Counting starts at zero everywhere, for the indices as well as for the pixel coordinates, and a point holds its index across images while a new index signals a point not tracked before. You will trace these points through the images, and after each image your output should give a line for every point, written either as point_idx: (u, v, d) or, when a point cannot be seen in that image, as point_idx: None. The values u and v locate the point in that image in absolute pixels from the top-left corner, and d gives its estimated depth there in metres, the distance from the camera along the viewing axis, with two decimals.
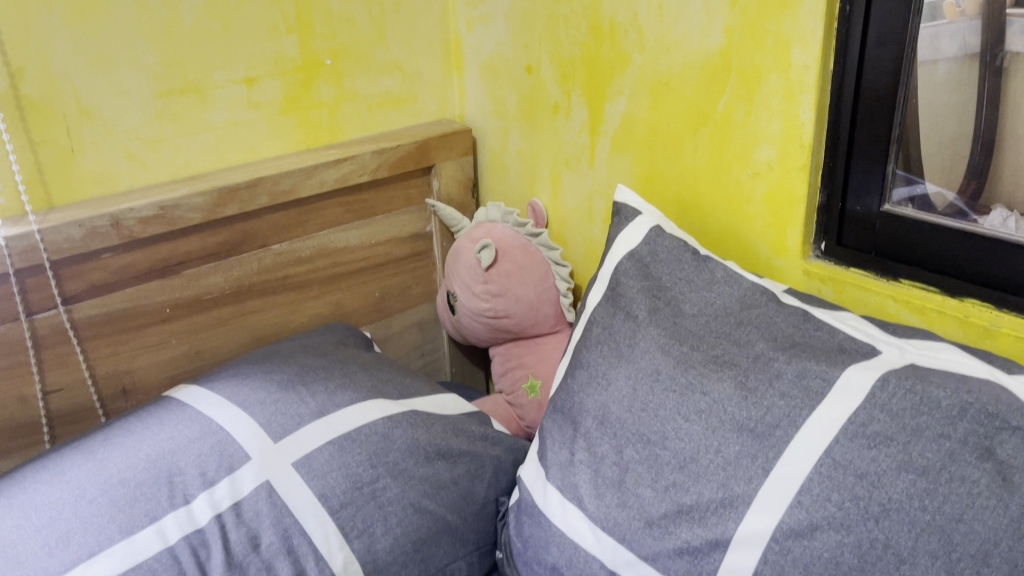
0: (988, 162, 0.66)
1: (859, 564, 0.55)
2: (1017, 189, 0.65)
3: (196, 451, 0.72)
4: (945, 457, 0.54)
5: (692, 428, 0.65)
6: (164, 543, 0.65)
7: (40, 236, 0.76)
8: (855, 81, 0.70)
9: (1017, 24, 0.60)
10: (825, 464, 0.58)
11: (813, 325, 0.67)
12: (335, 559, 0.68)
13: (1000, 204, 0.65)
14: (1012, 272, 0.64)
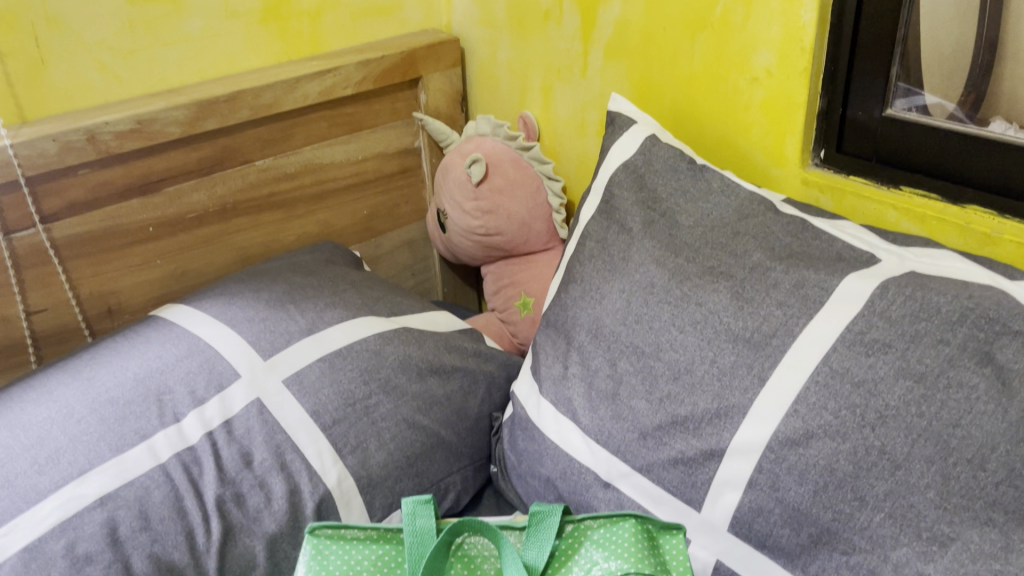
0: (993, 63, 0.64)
1: (854, 470, 0.55)
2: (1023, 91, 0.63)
3: (184, 370, 0.71)
4: (944, 363, 0.54)
5: (687, 339, 0.64)
6: (155, 461, 0.64)
7: (12, 151, 0.73)
8: None
9: None
10: (821, 372, 0.57)
11: (811, 234, 0.66)
12: (329, 475, 0.68)
13: (999, 118, 0.63)
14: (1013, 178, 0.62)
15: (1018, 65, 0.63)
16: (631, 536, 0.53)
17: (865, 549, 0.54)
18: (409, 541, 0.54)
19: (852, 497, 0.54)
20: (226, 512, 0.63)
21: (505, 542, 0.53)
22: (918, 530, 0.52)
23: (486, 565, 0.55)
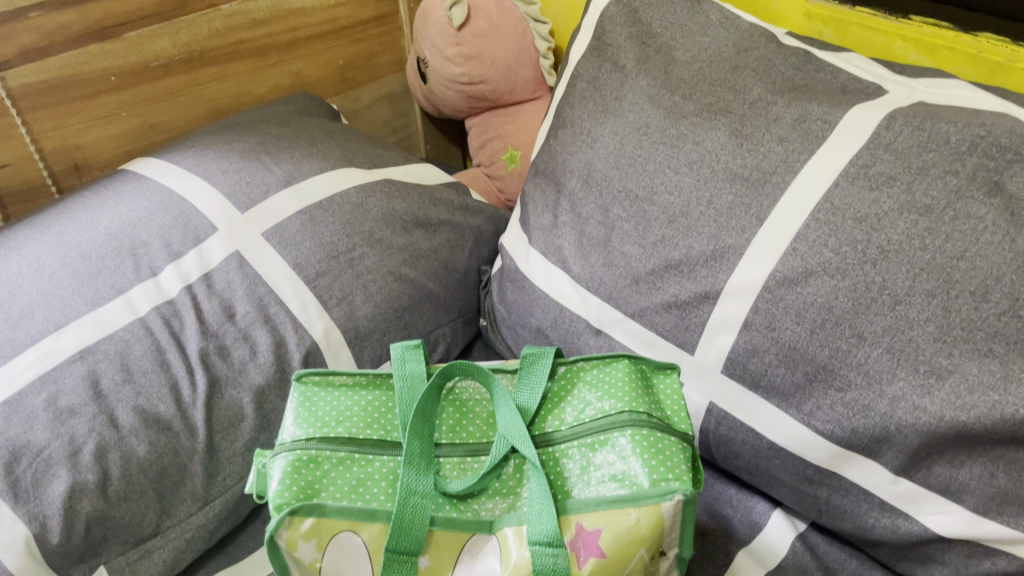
0: None
1: (853, 308, 0.53)
2: None
3: (159, 223, 0.68)
4: (951, 195, 0.51)
5: (683, 181, 0.62)
6: (134, 315, 0.62)
7: None
8: None
9: None
10: (823, 209, 0.55)
11: (814, 67, 0.62)
12: (315, 328, 0.66)
13: None
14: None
15: None
16: (625, 375, 0.52)
17: (861, 385, 0.53)
18: (399, 386, 0.53)
19: (850, 335, 0.53)
20: (210, 366, 0.62)
21: (495, 382, 0.52)
22: (916, 364, 0.51)
23: (478, 410, 0.55)
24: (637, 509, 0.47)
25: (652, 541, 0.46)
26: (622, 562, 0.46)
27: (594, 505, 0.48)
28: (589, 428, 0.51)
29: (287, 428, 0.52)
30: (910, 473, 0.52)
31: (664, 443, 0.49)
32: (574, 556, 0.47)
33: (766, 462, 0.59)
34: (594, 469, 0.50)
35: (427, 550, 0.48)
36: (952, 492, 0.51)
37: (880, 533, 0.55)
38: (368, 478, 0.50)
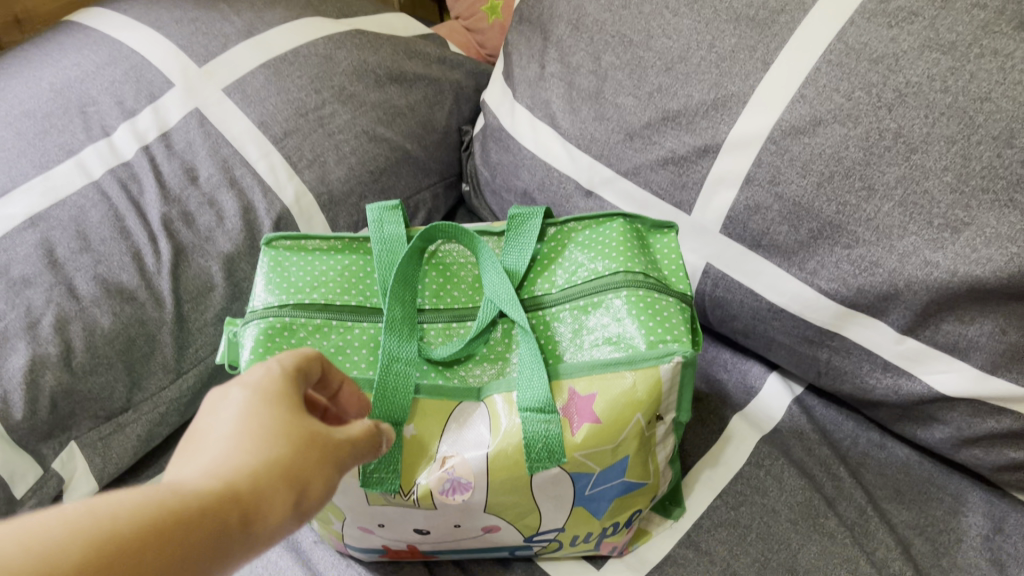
0: None
1: (864, 159, 0.49)
2: None
3: (108, 79, 0.63)
4: (978, 30, 0.47)
5: (682, 23, 0.56)
6: (87, 179, 0.58)
7: None
8: None
9: None
10: (835, 51, 0.50)
11: None
12: (285, 192, 0.62)
13: None
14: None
15: None
16: (620, 234, 0.48)
17: (870, 241, 0.50)
18: (376, 250, 0.49)
19: (860, 189, 0.50)
20: (174, 232, 0.58)
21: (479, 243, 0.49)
22: (929, 218, 0.48)
23: (462, 273, 0.51)
24: (633, 374, 0.44)
25: (649, 406, 0.44)
26: (618, 427, 0.44)
27: (589, 368, 0.45)
28: (581, 290, 0.48)
29: (258, 294, 0.49)
30: (917, 332, 0.50)
31: (662, 305, 0.46)
32: (566, 422, 0.45)
33: (764, 324, 0.57)
34: (587, 334, 0.47)
35: (413, 418, 0.46)
36: (960, 350, 0.49)
37: (882, 392, 0.53)
38: (346, 346, 0.48)
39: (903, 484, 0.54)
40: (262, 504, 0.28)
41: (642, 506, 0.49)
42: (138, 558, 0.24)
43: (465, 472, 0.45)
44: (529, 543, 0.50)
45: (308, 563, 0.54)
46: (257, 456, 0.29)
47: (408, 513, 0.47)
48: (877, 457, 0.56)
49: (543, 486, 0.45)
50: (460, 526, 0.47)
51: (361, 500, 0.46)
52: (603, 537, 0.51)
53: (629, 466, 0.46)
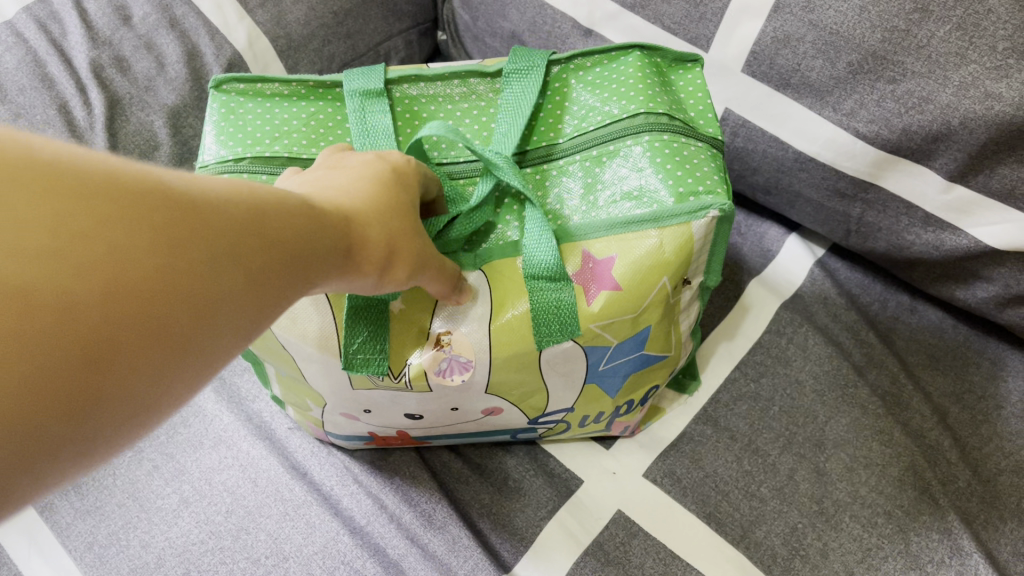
0: None
1: None
2: None
3: None
4: None
5: None
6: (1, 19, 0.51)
7: None
8: None
9: None
10: None
11: None
12: (235, 34, 0.53)
13: None
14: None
15: None
16: (636, 70, 0.42)
17: (920, 74, 0.43)
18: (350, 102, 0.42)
19: (911, 11, 0.42)
20: (107, 80, 0.49)
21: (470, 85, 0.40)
22: (993, 43, 0.40)
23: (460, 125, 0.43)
24: (661, 233, 0.38)
25: (677, 269, 0.39)
26: (641, 294, 0.39)
27: (607, 227, 0.39)
28: (594, 139, 0.41)
29: (209, 147, 0.42)
30: (967, 178, 0.44)
31: (687, 151, 0.40)
32: (581, 289, 0.39)
33: (790, 177, 0.51)
34: (601, 189, 0.40)
35: (400, 290, 0.39)
36: (1017, 198, 0.43)
37: (920, 249, 0.48)
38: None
39: (937, 349, 0.50)
40: (370, 245, 0.30)
41: (659, 380, 0.45)
42: (288, 242, 0.26)
43: (464, 347, 0.39)
44: (533, 425, 0.46)
45: (285, 452, 0.49)
46: (377, 202, 0.31)
47: (400, 396, 0.41)
48: (908, 321, 0.51)
49: (552, 362, 0.41)
50: (457, 409, 0.43)
51: (345, 381, 0.41)
52: (615, 418, 0.47)
53: (649, 336, 0.41)
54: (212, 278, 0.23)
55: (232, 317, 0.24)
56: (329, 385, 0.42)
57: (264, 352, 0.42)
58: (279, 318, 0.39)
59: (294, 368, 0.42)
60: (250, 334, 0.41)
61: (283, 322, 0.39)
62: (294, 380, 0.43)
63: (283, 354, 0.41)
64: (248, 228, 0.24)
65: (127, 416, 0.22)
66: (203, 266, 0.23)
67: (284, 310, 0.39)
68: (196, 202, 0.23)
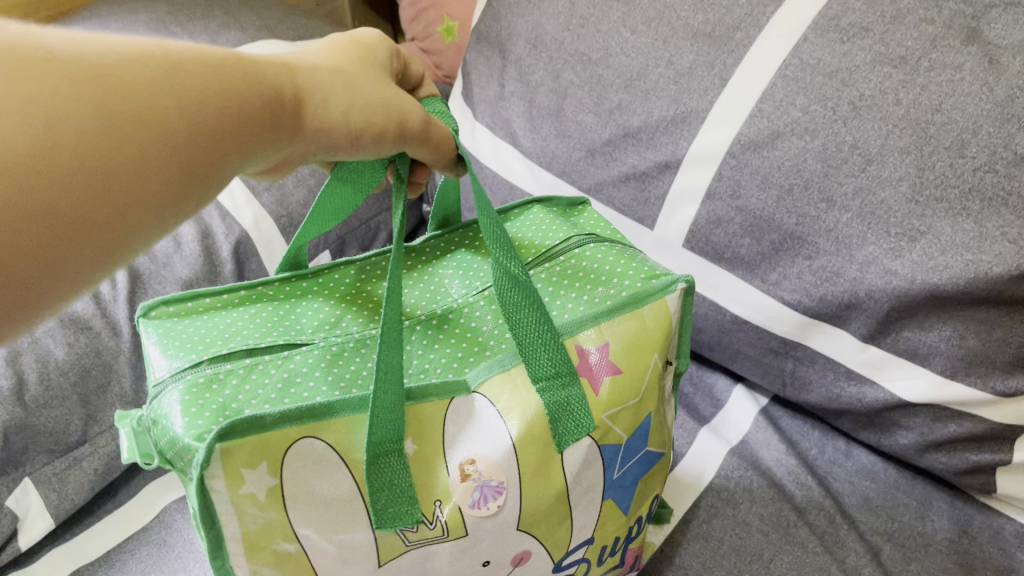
0: None
1: (823, 171, 0.50)
2: None
3: None
4: (927, 44, 0.48)
5: (640, 41, 0.58)
6: None
7: None
8: None
9: None
10: (791, 66, 0.52)
11: None
12: (243, 217, 0.63)
13: None
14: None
15: None
16: (544, 216, 0.54)
17: (831, 252, 0.51)
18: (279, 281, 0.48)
19: (819, 200, 0.51)
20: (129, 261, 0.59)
21: (422, 103, 0.51)
22: (887, 227, 0.49)
23: (409, 294, 0.49)
24: (644, 312, 0.48)
25: (662, 346, 0.49)
26: (639, 376, 0.48)
27: (593, 321, 0.47)
28: (542, 266, 0.50)
29: (161, 366, 0.42)
30: (878, 340, 0.51)
31: (620, 263, 0.50)
32: (589, 381, 0.46)
33: (730, 336, 0.58)
34: (562, 304, 0.48)
35: (410, 433, 0.41)
36: (921, 356, 0.50)
37: (846, 401, 0.54)
38: (294, 375, 0.42)
39: (871, 491, 0.55)
40: (322, 100, 0.38)
41: (659, 490, 0.52)
42: (226, 98, 0.32)
43: (491, 471, 0.42)
44: (559, 570, 0.49)
45: None
46: (327, 73, 0.39)
47: (428, 560, 0.42)
48: (844, 465, 0.57)
49: (577, 477, 0.46)
50: (487, 563, 0.44)
51: (371, 562, 0.41)
52: (628, 544, 0.51)
53: (649, 429, 0.49)
54: (147, 131, 0.29)
55: (173, 159, 0.30)
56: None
57: (265, 573, 0.40)
58: (295, 495, 0.39)
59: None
60: (253, 548, 0.39)
61: (299, 501, 0.39)
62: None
63: (290, 556, 0.40)
64: (180, 87, 0.30)
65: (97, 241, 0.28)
66: (142, 117, 0.29)
67: (300, 485, 0.39)
68: (128, 64, 0.29)
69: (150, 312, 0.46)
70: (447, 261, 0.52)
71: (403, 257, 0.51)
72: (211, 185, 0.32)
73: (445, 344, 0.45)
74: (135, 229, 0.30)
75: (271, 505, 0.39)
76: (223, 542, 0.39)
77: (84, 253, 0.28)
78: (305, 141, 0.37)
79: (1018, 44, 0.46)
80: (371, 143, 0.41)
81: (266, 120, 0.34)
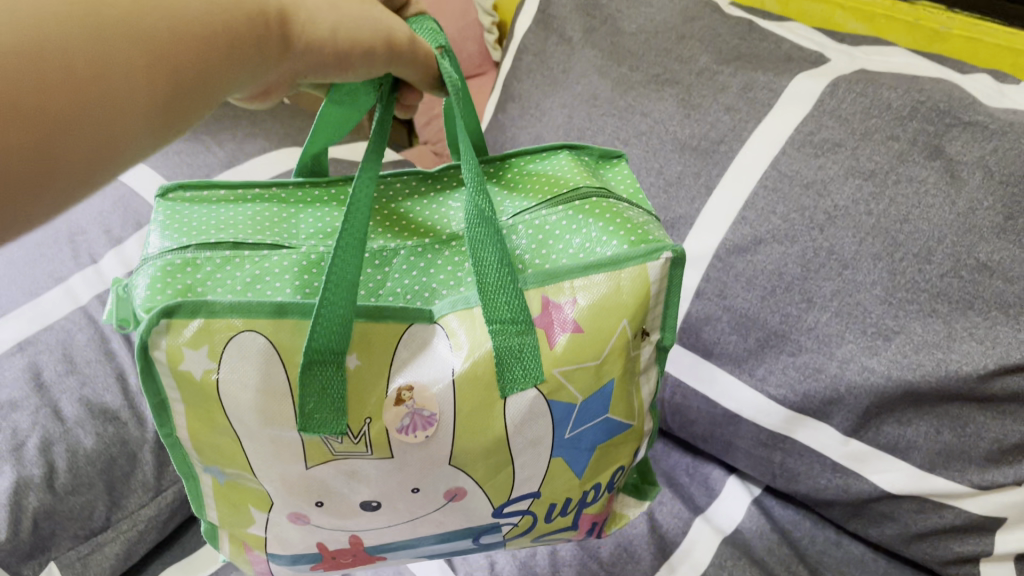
0: None
1: (802, 274, 0.54)
2: None
3: (96, 209, 0.69)
4: (893, 159, 0.53)
5: (633, 152, 0.63)
6: (74, 303, 0.62)
7: None
8: None
9: None
10: (771, 177, 0.57)
11: (758, 37, 0.64)
12: None
13: None
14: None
15: None
16: (570, 163, 0.52)
17: (812, 349, 0.54)
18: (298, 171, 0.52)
19: (800, 301, 0.54)
20: None
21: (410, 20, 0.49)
22: (864, 327, 0.52)
23: (416, 213, 0.50)
24: (621, 275, 0.45)
25: (635, 313, 0.46)
26: (604, 338, 0.45)
27: (567, 274, 0.45)
28: (557, 205, 0.49)
29: (155, 243, 0.46)
30: (860, 434, 0.54)
31: (627, 221, 0.48)
32: (545, 334, 0.45)
33: (721, 428, 0.61)
34: (559, 249, 0.48)
35: (356, 348, 0.42)
36: (900, 450, 0.53)
37: (833, 491, 0.56)
38: (265, 275, 0.45)
39: None
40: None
41: (623, 462, 0.52)
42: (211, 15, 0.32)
43: (426, 401, 0.43)
44: (498, 522, 0.50)
45: None
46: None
47: (355, 474, 0.44)
48: (834, 555, 0.58)
49: (519, 427, 0.45)
50: (419, 491, 0.46)
51: (300, 462, 0.43)
52: (582, 509, 0.52)
53: (612, 394, 0.48)
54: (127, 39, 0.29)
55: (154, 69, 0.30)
56: (277, 472, 0.44)
57: (204, 443, 0.43)
58: (230, 379, 0.41)
59: (240, 460, 0.43)
60: (193, 424, 0.42)
61: (240, 389, 0.41)
62: (240, 480, 0.45)
63: (225, 438, 0.42)
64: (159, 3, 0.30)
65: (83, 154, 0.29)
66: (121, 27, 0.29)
67: (236, 375, 0.40)
68: None
69: (168, 193, 0.50)
70: (458, 195, 0.52)
71: (418, 181, 0.52)
72: (194, 101, 0.33)
73: (432, 266, 0.48)
74: (128, 139, 0.30)
75: (207, 385, 0.40)
76: (169, 407, 0.42)
77: (71, 166, 0.28)
78: (294, 58, 0.38)
79: (976, 159, 0.50)
80: (362, 62, 0.42)
81: (248, 43, 0.35)
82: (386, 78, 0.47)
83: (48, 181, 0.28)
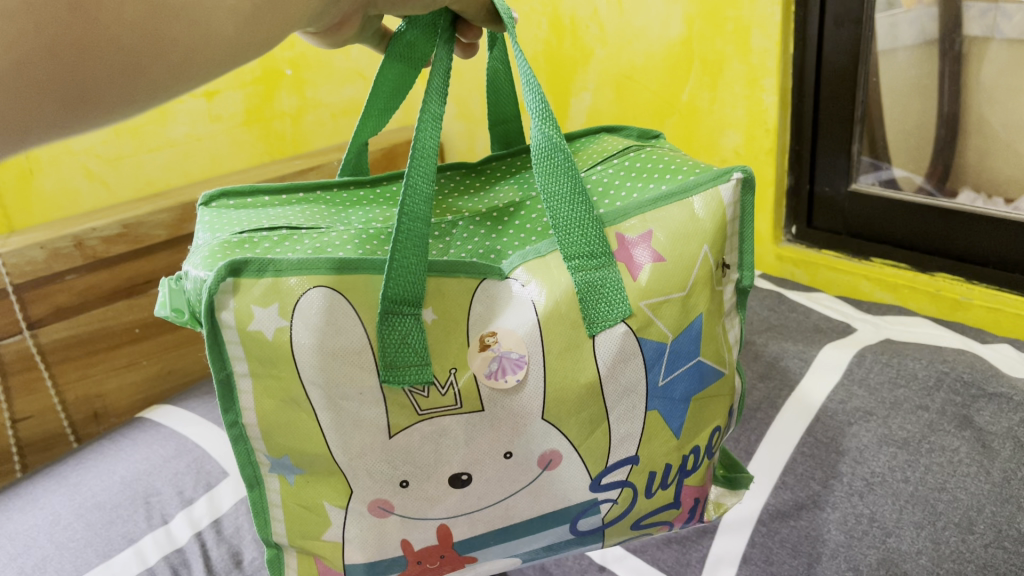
0: (950, 153, 0.67)
1: (846, 540, 0.53)
2: (980, 176, 0.66)
3: (174, 470, 0.75)
4: (925, 428, 0.56)
5: None
6: (142, 566, 0.65)
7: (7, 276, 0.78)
8: (816, 78, 0.71)
9: (973, 10, 0.62)
10: (807, 442, 0.59)
11: (787, 308, 0.73)
12: None
13: (966, 188, 0.67)
14: (996, 245, 0.64)
15: (982, 131, 0.65)
16: (604, 142, 0.54)
17: None
18: (351, 153, 0.54)
19: (846, 568, 0.52)
20: None
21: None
22: None
23: (460, 203, 0.51)
24: (694, 205, 0.45)
25: (715, 240, 0.45)
26: (687, 268, 0.44)
27: (636, 211, 0.45)
28: (609, 163, 0.50)
29: (202, 236, 0.46)
30: None
31: (680, 161, 0.48)
32: (626, 267, 0.44)
33: None
34: (621, 190, 0.47)
35: (431, 302, 0.41)
36: None
37: None
38: (326, 245, 0.44)
39: None
40: None
41: (719, 423, 0.49)
42: None
43: (513, 344, 0.42)
44: (596, 500, 0.46)
45: None
46: None
47: (443, 436, 0.42)
48: None
49: (611, 373, 0.43)
50: (511, 457, 0.43)
51: (382, 432, 0.41)
52: (683, 481, 0.48)
53: (702, 333, 0.46)
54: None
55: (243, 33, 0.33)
56: (359, 447, 0.41)
57: (274, 424, 0.40)
58: (303, 342, 0.39)
59: (316, 441, 0.40)
60: (264, 402, 0.40)
61: (312, 353, 0.39)
62: (314, 474, 0.41)
63: (298, 412, 0.40)
64: None
65: (163, 88, 0.31)
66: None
67: (312, 335, 0.39)
68: None
69: (212, 202, 0.51)
70: (509, 180, 0.53)
71: (462, 175, 0.54)
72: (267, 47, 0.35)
73: (502, 235, 0.47)
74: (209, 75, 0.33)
75: (280, 345, 0.39)
76: (236, 387, 0.40)
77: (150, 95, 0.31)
78: None
79: (1006, 430, 0.53)
80: None
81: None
82: (443, 16, 0.47)
83: (125, 94, 0.30)
